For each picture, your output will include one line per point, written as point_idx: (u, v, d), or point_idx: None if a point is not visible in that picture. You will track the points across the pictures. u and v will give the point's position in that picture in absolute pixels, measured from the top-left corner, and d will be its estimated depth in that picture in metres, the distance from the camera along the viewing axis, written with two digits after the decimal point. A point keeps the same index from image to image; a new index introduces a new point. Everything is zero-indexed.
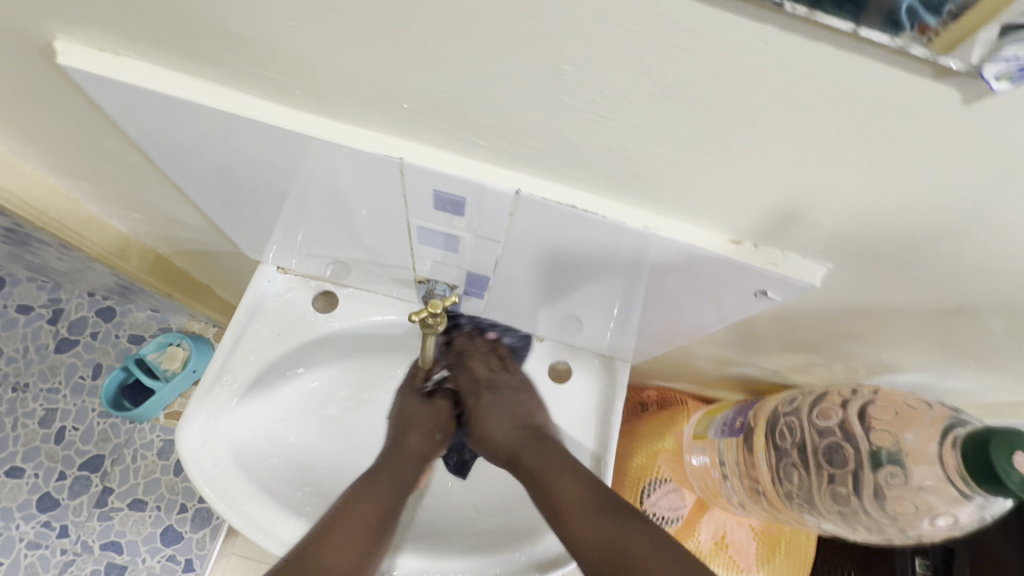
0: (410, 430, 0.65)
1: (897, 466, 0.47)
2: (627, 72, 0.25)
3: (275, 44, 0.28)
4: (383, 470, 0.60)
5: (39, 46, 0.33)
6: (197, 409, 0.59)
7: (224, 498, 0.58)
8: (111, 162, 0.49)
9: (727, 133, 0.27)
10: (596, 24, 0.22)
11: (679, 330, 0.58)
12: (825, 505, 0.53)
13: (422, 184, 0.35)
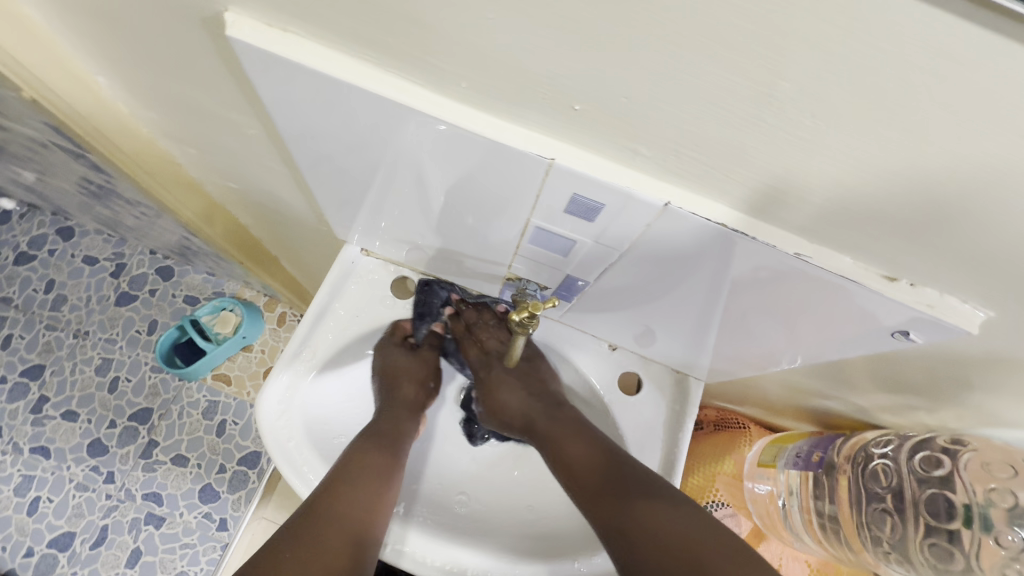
0: (403, 387, 0.66)
1: (1008, 527, 0.47)
2: (843, 95, 0.23)
3: (462, 34, 0.27)
4: (386, 426, 0.62)
5: (207, 18, 0.33)
6: (270, 382, 0.60)
7: (296, 471, 0.59)
8: (231, 134, 0.49)
9: (931, 167, 0.25)
10: (832, 41, 0.21)
11: (766, 355, 0.56)
12: (918, 557, 0.52)
13: (565, 188, 0.35)
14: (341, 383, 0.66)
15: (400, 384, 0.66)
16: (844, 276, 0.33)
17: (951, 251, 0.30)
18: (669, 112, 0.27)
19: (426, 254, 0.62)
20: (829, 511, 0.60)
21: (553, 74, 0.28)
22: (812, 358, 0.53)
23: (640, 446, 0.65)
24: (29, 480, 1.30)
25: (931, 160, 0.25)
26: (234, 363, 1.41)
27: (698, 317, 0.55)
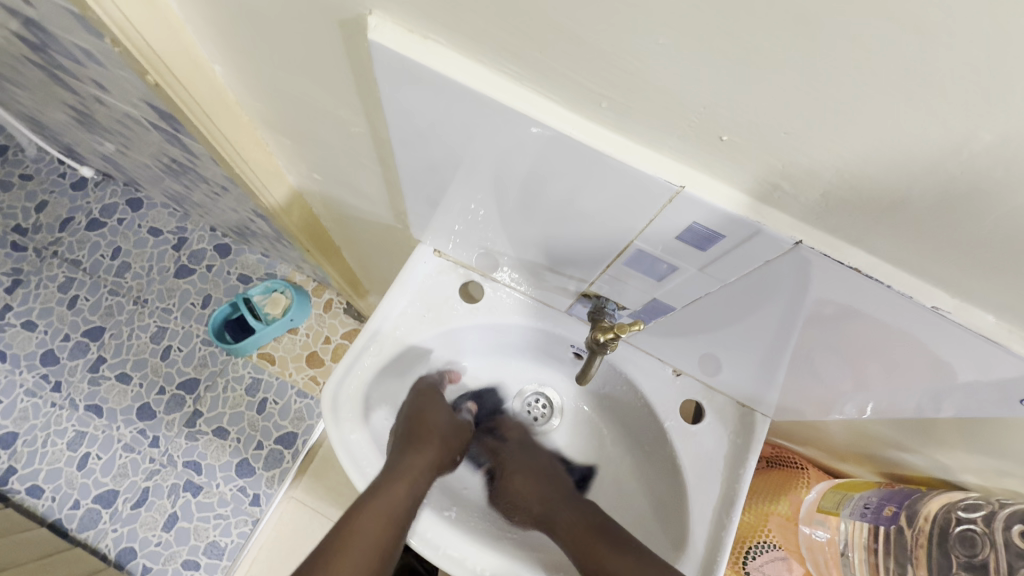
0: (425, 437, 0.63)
1: None
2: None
3: (615, 53, 0.27)
4: (404, 476, 0.60)
5: (344, 20, 0.34)
6: (337, 418, 0.60)
7: (355, 464, 0.60)
8: (331, 130, 0.50)
9: None
10: None
11: (847, 400, 0.54)
12: None
13: (685, 215, 0.34)
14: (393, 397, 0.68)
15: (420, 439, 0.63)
16: (981, 334, 0.31)
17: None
18: (829, 149, 0.26)
19: (498, 263, 0.62)
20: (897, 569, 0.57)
21: (711, 102, 0.27)
22: (890, 412, 0.51)
23: (700, 478, 0.62)
24: (80, 436, 1.35)
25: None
26: (279, 343, 1.45)
27: (777, 351, 0.53)
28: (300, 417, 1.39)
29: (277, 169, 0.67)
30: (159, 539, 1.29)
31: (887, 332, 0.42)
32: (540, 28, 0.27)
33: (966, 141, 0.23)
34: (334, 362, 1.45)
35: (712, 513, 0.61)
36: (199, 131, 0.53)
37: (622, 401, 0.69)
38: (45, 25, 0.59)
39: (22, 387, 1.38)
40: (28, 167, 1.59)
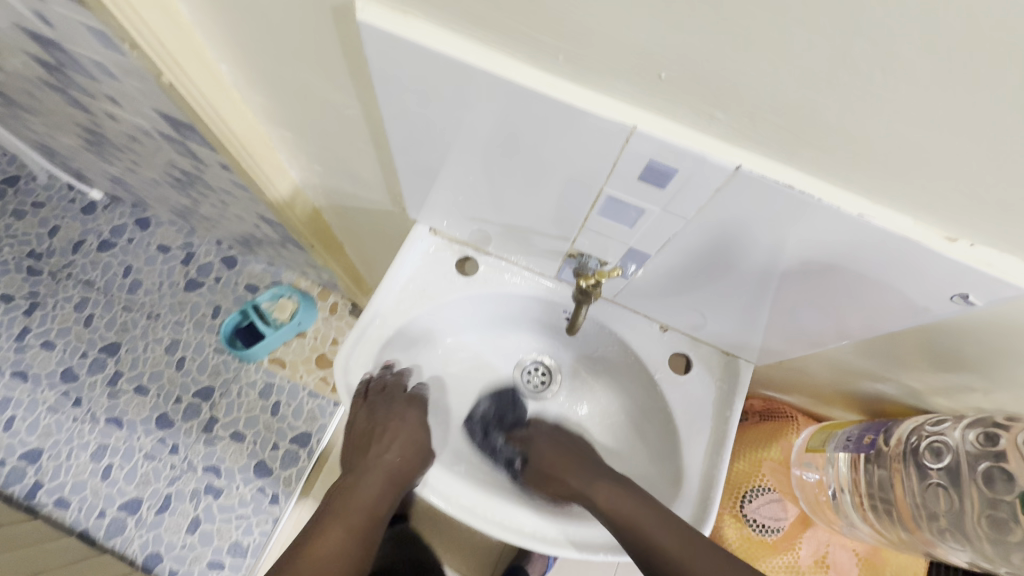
0: (382, 447, 0.66)
1: None
2: (923, 56, 0.26)
3: (564, 12, 0.32)
4: (368, 475, 0.66)
5: (335, 7, 0.39)
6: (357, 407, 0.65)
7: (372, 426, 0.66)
8: (328, 116, 0.55)
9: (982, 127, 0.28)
10: (895, 4, 0.25)
11: (817, 335, 0.58)
12: (977, 531, 0.54)
13: (642, 154, 0.39)
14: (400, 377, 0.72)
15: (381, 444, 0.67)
16: (905, 236, 0.36)
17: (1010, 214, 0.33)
18: (749, 77, 0.31)
19: (489, 235, 0.67)
20: (879, 493, 0.62)
21: (651, 48, 0.32)
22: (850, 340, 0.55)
23: (691, 423, 0.67)
24: (103, 448, 1.40)
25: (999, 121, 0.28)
26: (289, 348, 1.50)
27: (745, 299, 0.57)
28: (313, 417, 1.44)
29: (281, 165, 0.73)
30: (184, 542, 1.33)
31: (865, 287, 0.45)
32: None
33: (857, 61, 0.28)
34: None
35: (705, 454, 0.65)
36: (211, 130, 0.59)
37: (614, 360, 0.73)
38: (64, 46, 0.65)
39: (43, 405, 1.43)
40: (39, 195, 1.66)
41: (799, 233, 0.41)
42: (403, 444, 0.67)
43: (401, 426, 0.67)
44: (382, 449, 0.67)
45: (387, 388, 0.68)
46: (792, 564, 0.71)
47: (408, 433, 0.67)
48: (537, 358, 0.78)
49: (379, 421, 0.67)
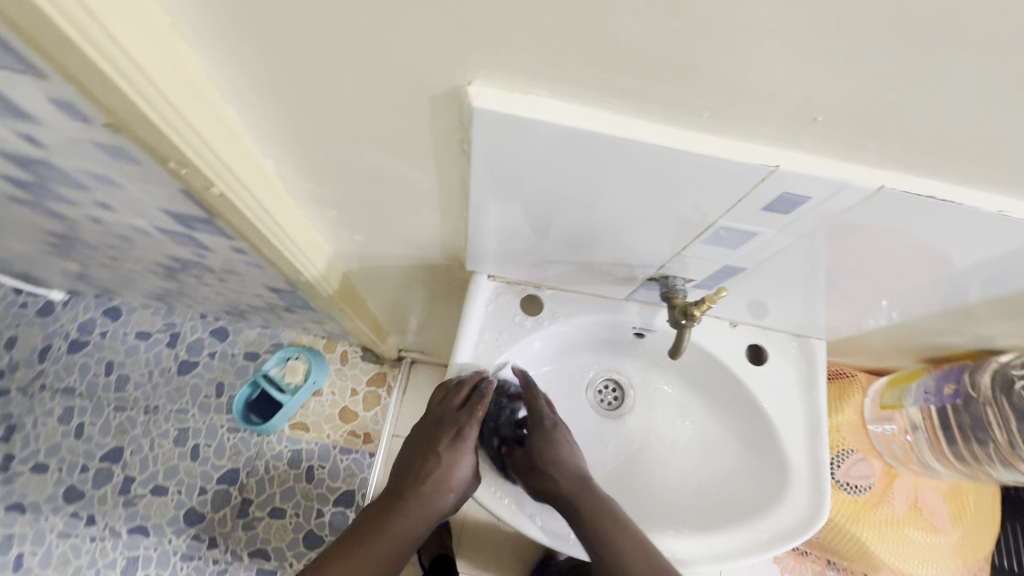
0: (425, 470, 0.65)
1: None
2: None
3: (721, 72, 0.31)
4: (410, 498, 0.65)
5: (439, 92, 0.36)
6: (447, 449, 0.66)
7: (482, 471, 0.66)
8: (391, 190, 0.52)
9: None
10: None
11: (897, 307, 0.60)
12: None
13: (777, 187, 0.38)
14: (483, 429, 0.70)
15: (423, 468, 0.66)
16: None
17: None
18: (914, 109, 0.31)
19: (553, 272, 0.66)
20: (978, 437, 0.68)
21: (815, 92, 0.31)
22: (929, 305, 0.58)
23: (782, 409, 0.68)
24: (133, 561, 1.29)
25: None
26: (308, 409, 1.43)
27: (822, 287, 0.59)
28: (352, 473, 1.38)
29: (316, 241, 0.68)
30: None
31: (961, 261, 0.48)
32: (656, 62, 0.31)
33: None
34: (367, 411, 1.44)
35: (805, 435, 0.67)
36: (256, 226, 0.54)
37: (690, 364, 0.74)
38: (52, 164, 0.58)
39: (52, 532, 1.32)
40: None
41: (915, 230, 0.42)
42: (446, 472, 0.64)
43: (445, 451, 0.65)
44: (423, 472, 0.65)
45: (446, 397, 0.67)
46: (890, 516, 0.75)
47: (456, 457, 0.64)
48: (606, 372, 0.78)
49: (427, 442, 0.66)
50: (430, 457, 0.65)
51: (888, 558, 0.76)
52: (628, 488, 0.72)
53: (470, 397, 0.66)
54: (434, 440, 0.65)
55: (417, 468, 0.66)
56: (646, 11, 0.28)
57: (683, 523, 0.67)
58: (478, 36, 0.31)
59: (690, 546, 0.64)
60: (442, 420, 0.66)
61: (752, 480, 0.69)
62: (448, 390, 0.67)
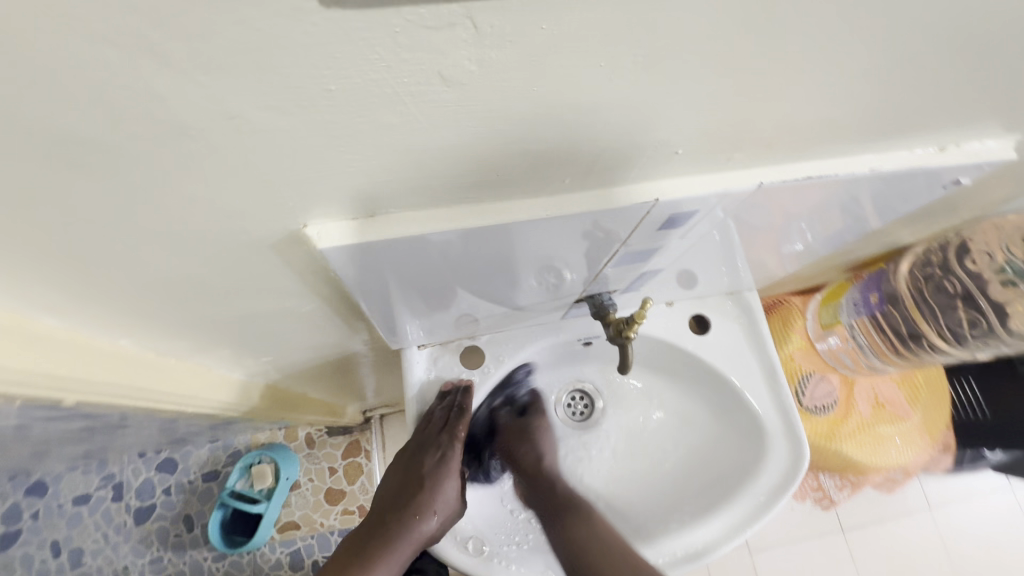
0: (413, 493, 0.64)
1: None
2: (936, 45, 0.26)
3: (566, 146, 0.28)
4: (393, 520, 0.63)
5: (277, 240, 0.32)
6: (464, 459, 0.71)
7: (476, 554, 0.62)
8: (278, 318, 0.47)
9: (974, 73, 0.30)
10: (910, 23, 0.24)
11: (793, 237, 0.61)
12: (999, 324, 0.64)
13: (664, 213, 0.37)
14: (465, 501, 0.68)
15: (410, 487, 0.65)
16: (911, 166, 0.38)
17: (1000, 108, 0.35)
18: (765, 120, 0.30)
19: (481, 321, 0.63)
20: (909, 334, 0.69)
21: (671, 132, 0.29)
22: (828, 229, 0.60)
23: (739, 369, 0.70)
24: None
25: (1010, 57, 0.29)
26: (291, 506, 1.34)
27: (729, 249, 0.61)
28: None
29: (220, 376, 0.61)
30: None
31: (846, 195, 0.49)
32: (500, 154, 0.27)
33: (886, 64, 0.27)
34: (353, 484, 1.38)
35: (766, 382, 0.69)
36: (133, 402, 0.47)
37: (642, 352, 0.74)
38: None
39: None
40: None
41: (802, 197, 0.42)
42: (433, 494, 0.64)
43: (431, 469, 0.65)
44: (412, 494, 0.64)
45: (433, 418, 0.65)
46: (862, 421, 0.79)
47: (440, 479, 0.64)
48: (570, 386, 0.77)
49: (414, 458, 0.67)
50: (415, 480, 0.65)
51: (872, 461, 0.79)
52: (626, 495, 0.72)
53: (445, 423, 0.65)
54: (417, 463, 0.65)
55: (405, 488, 0.65)
56: (467, 124, 0.24)
57: (678, 509, 0.69)
58: (293, 188, 0.26)
59: (693, 538, 0.66)
60: (422, 445, 0.66)
61: (734, 444, 0.70)
62: (431, 417, 0.65)
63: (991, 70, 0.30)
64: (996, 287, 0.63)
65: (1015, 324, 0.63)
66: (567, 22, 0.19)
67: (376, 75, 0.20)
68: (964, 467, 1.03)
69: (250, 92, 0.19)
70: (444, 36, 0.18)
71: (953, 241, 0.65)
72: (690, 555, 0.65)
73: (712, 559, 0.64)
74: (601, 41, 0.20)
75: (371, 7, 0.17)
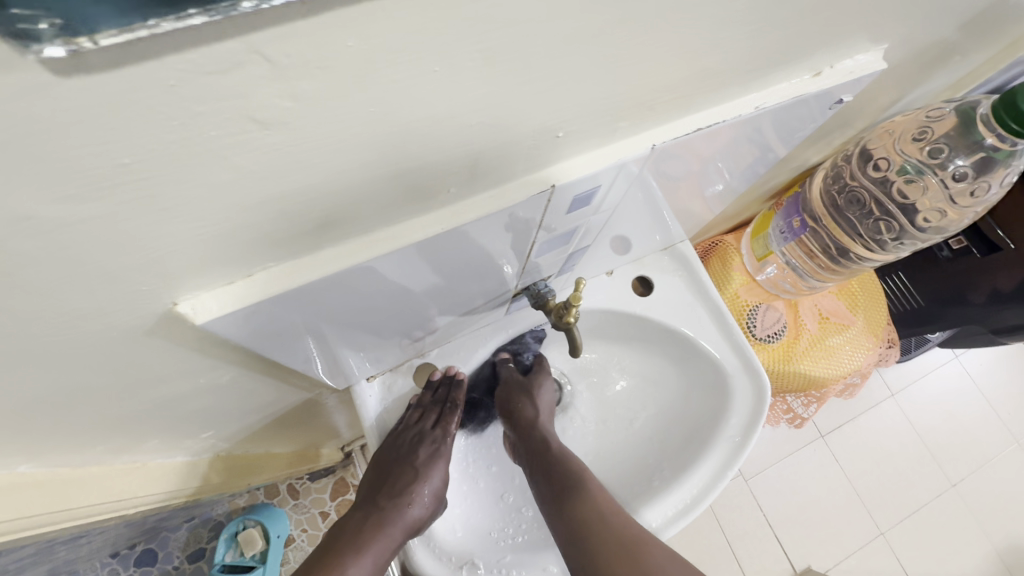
0: (403, 484, 0.61)
1: (955, 156, 0.61)
2: None
3: (434, 158, 0.26)
4: (387, 509, 0.60)
5: (148, 326, 0.28)
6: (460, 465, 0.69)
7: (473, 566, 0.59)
8: (194, 397, 0.43)
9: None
10: None
11: (704, 182, 0.62)
12: (909, 222, 0.67)
13: (565, 196, 0.35)
14: (452, 517, 0.65)
15: (399, 473, 0.62)
16: (793, 98, 0.38)
17: (861, 23, 0.36)
18: (637, 84, 0.28)
19: (425, 338, 0.60)
20: (834, 248, 0.72)
21: (547, 119, 0.27)
22: (740, 164, 0.60)
23: (688, 320, 0.70)
24: None
25: None
26: (289, 565, 1.27)
27: (651, 209, 0.61)
28: None
29: (157, 466, 0.56)
30: None
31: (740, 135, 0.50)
32: (370, 182, 0.25)
33: (737, 7, 0.26)
34: None
35: (716, 326, 0.70)
36: (38, 524, 0.42)
37: (595, 326, 0.73)
38: None
39: None
40: None
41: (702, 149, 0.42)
42: (424, 482, 0.61)
43: (423, 460, 0.62)
44: (403, 486, 0.61)
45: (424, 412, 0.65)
46: (812, 337, 0.82)
47: (429, 470, 0.62)
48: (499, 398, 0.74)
49: (405, 447, 0.63)
50: (406, 470, 0.62)
51: (830, 373, 0.81)
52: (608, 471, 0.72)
53: (440, 415, 0.65)
54: (409, 453, 0.63)
55: (394, 478, 0.62)
56: (311, 162, 0.22)
57: (659, 467, 0.70)
58: (141, 273, 0.23)
59: (683, 491, 0.65)
60: (414, 437, 0.64)
61: (702, 394, 0.71)
62: (421, 408, 0.65)
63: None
64: (898, 185, 0.66)
65: (922, 219, 0.67)
66: (378, 34, 0.17)
67: (173, 136, 0.17)
68: (910, 353, 1.11)
69: (26, 189, 0.16)
70: (238, 76, 0.16)
71: (854, 150, 0.66)
72: (682, 510, 0.65)
73: (700, 510, 0.64)
74: (429, 46, 0.18)
75: (125, 65, 0.14)
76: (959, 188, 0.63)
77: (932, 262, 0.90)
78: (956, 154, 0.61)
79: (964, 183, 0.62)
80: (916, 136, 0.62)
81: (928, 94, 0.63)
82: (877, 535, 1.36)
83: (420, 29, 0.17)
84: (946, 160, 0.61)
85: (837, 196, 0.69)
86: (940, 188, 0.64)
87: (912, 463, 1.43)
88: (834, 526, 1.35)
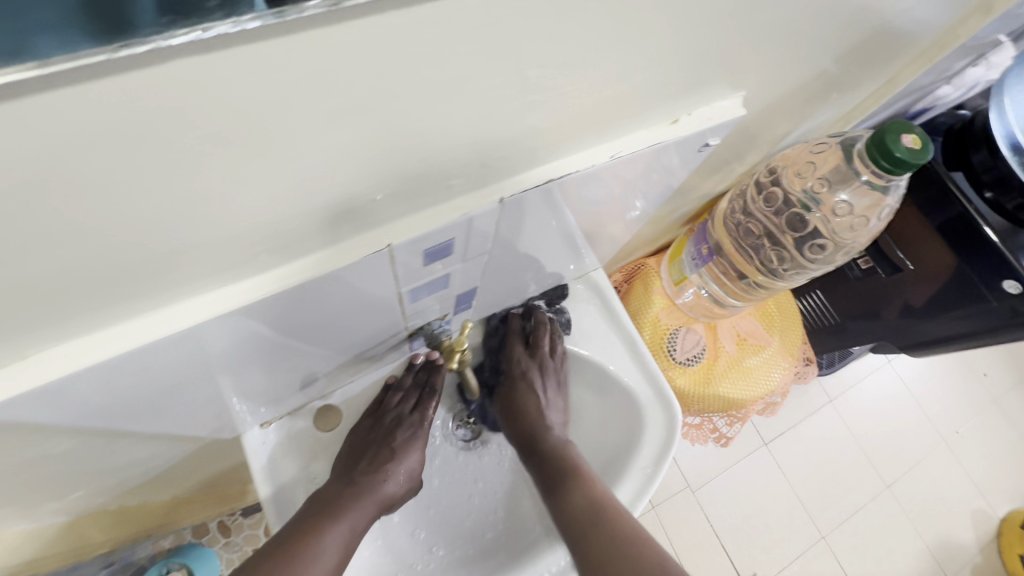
0: (379, 461, 0.61)
1: (838, 191, 0.64)
2: (577, 49, 0.25)
3: (220, 231, 0.24)
4: (363, 481, 0.59)
5: None
6: None
7: None
8: (32, 466, 0.39)
9: (646, 57, 0.29)
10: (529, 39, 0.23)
11: (608, 215, 0.61)
12: (800, 253, 0.69)
13: (412, 253, 0.34)
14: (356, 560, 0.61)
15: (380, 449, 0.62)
16: (651, 145, 0.38)
17: (710, 73, 0.36)
18: (452, 147, 0.27)
19: (321, 380, 0.58)
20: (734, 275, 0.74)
21: (350, 185, 0.26)
22: (641, 196, 0.60)
23: (600, 349, 0.71)
24: None
25: (667, 38, 0.28)
26: None
27: (556, 243, 0.60)
28: None
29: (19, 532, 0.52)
30: None
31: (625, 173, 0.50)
32: (147, 259, 0.23)
33: (539, 74, 0.25)
34: None
35: (629, 355, 0.70)
36: None
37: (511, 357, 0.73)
38: None
39: None
40: None
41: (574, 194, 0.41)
42: (401, 461, 0.62)
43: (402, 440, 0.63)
44: (381, 461, 0.61)
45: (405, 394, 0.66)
46: (728, 359, 0.83)
47: (408, 449, 0.63)
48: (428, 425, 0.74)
49: (387, 427, 0.64)
50: (385, 448, 0.62)
51: (748, 394, 0.82)
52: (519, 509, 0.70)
53: (420, 399, 0.66)
54: (389, 433, 0.63)
55: (373, 454, 0.61)
56: (43, 251, 0.20)
57: None
58: None
59: None
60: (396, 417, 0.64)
61: (617, 419, 0.71)
62: (402, 390, 0.66)
63: (669, 48, 0.30)
64: (790, 216, 0.68)
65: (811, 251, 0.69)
66: (42, 131, 0.15)
67: None
68: (834, 366, 1.14)
69: None
70: None
71: (752, 181, 0.68)
72: None
73: None
74: (130, 134, 0.17)
75: None
76: (840, 222, 0.66)
77: (843, 280, 0.94)
78: (839, 189, 0.63)
79: (846, 217, 0.65)
80: (804, 171, 0.65)
81: (819, 127, 0.65)
82: (818, 539, 1.40)
83: (106, 123, 0.16)
84: (830, 194, 0.64)
85: (739, 224, 0.70)
86: (823, 222, 0.66)
87: (849, 469, 1.48)
88: (778, 533, 1.38)
